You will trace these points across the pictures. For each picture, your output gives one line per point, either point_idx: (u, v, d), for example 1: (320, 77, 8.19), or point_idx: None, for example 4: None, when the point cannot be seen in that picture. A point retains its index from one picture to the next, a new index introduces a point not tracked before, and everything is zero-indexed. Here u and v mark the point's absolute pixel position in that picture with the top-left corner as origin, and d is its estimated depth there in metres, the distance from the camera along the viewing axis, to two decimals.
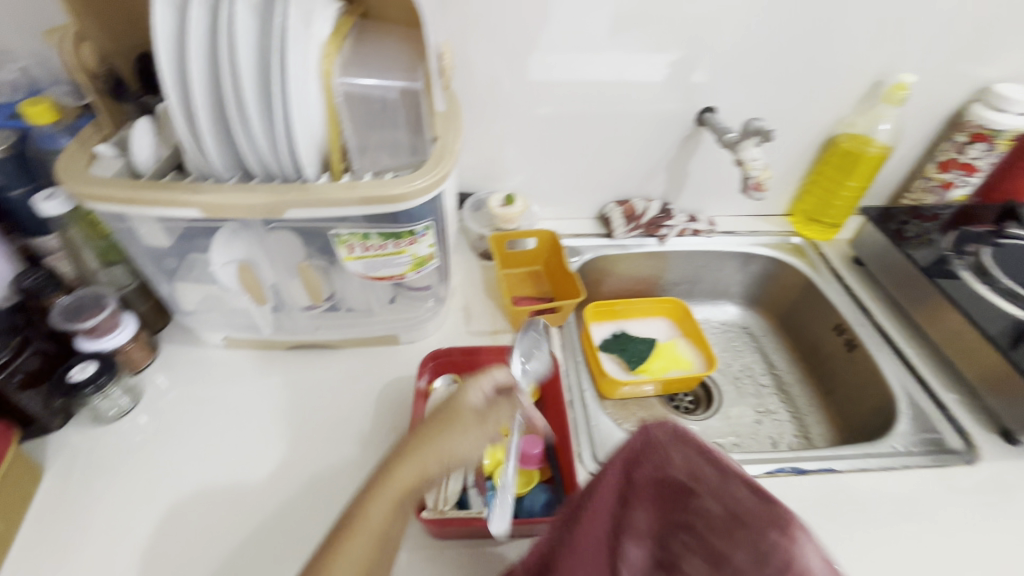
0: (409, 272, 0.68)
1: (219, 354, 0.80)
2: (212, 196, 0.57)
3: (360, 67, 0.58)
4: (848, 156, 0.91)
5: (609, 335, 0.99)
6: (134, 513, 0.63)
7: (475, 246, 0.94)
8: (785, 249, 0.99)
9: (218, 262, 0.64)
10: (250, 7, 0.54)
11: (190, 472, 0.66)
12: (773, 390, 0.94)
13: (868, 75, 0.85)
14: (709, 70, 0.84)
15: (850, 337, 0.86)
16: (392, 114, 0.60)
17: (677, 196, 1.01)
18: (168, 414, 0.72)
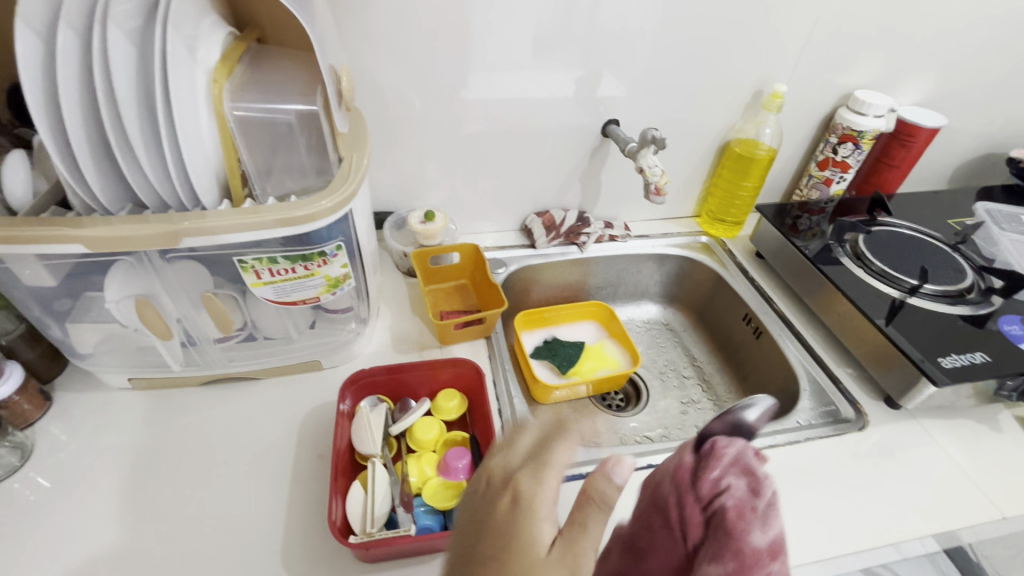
0: (325, 294, 0.64)
1: (118, 398, 0.70)
2: (97, 230, 0.51)
3: (254, 91, 0.55)
4: (741, 159, 0.99)
5: (541, 342, 1.00)
6: None
7: (399, 265, 0.91)
8: (695, 248, 1.06)
9: (113, 298, 0.58)
10: (126, 32, 0.47)
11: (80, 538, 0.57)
12: (696, 381, 0.99)
13: (750, 86, 0.94)
14: (613, 83, 0.89)
15: (757, 325, 0.94)
16: (294, 138, 0.57)
17: (593, 203, 1.04)
18: (63, 468, 0.63)
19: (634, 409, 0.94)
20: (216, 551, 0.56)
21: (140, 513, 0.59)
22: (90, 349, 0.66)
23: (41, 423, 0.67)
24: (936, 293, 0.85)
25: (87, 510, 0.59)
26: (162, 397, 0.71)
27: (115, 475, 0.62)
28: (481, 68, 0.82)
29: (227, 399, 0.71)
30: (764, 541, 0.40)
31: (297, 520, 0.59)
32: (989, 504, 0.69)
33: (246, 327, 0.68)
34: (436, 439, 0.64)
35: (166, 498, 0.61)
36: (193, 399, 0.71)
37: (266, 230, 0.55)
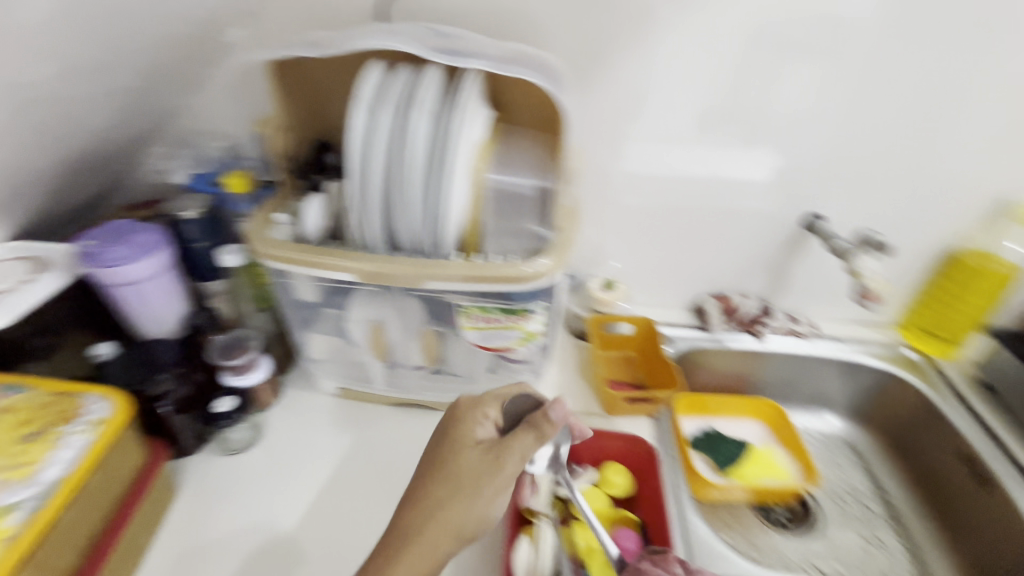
0: (517, 345, 0.69)
1: (328, 401, 0.81)
2: (364, 264, 0.61)
3: (504, 164, 0.66)
4: (972, 272, 0.86)
5: (699, 432, 0.94)
6: (236, 553, 0.62)
7: (571, 326, 0.94)
8: (897, 362, 0.93)
9: (353, 319, 0.70)
10: (428, 116, 0.58)
11: (290, 519, 0.66)
12: (884, 518, 0.85)
13: (994, 194, 0.83)
14: (824, 178, 0.85)
15: (982, 471, 0.78)
16: (526, 204, 0.66)
17: (778, 296, 0.98)
18: (284, 454, 0.74)
19: (802, 533, 0.82)
20: None
21: (334, 509, 0.68)
22: (320, 355, 0.78)
23: (272, 410, 0.80)
24: None
25: (296, 496, 0.69)
26: (361, 408, 0.81)
27: (320, 470, 0.72)
28: (686, 151, 0.84)
29: (410, 422, 0.78)
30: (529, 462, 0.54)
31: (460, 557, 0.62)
32: None
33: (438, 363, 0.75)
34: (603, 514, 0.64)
35: (355, 503, 0.68)
36: (383, 416, 0.79)
37: (490, 285, 0.61)
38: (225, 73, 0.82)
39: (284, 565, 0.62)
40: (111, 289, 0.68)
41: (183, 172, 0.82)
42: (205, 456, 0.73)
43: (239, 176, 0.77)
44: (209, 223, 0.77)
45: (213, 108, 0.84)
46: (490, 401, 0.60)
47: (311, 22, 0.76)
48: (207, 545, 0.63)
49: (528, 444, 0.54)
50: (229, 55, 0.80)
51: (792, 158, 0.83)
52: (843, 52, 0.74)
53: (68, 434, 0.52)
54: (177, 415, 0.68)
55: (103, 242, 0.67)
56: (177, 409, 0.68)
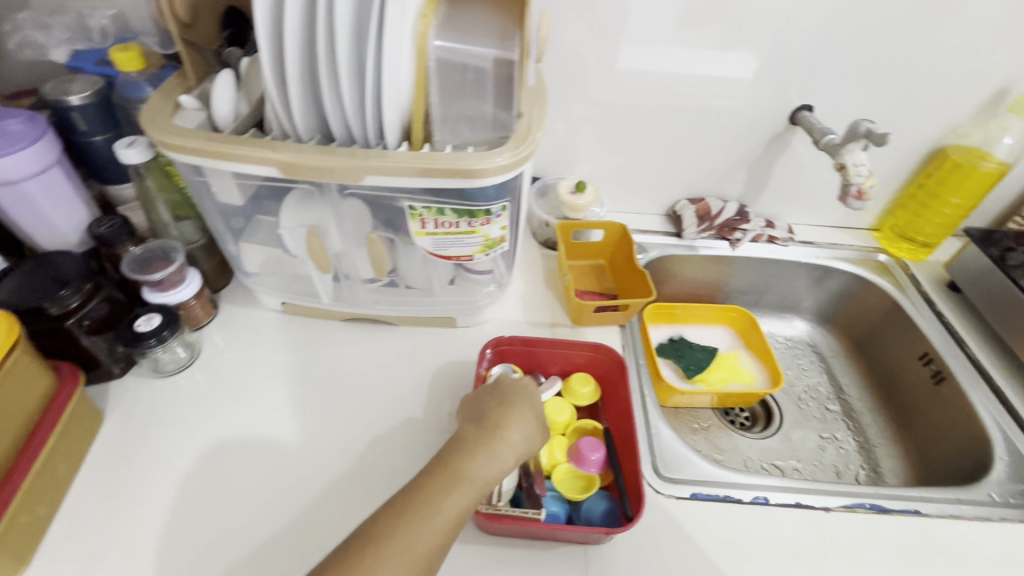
0: (478, 254, 0.63)
1: (277, 319, 0.75)
2: (291, 157, 0.52)
3: (454, 30, 0.52)
4: (958, 170, 0.82)
5: (665, 339, 0.94)
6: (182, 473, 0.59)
7: (537, 235, 0.87)
8: (868, 265, 0.92)
9: (286, 226, 0.61)
10: None
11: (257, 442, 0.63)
12: (841, 417, 0.87)
13: (991, 83, 0.77)
14: (811, 65, 0.77)
15: (938, 368, 0.79)
16: (482, 85, 0.54)
17: (753, 198, 0.93)
18: (225, 372, 0.68)
19: (761, 432, 0.87)
20: (353, 480, 0.59)
21: (291, 422, 0.64)
22: (258, 268, 0.70)
23: (208, 328, 0.73)
24: None
25: (251, 413, 0.64)
26: (314, 324, 0.74)
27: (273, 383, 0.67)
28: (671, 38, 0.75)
29: (365, 335, 0.73)
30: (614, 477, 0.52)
31: None
32: None
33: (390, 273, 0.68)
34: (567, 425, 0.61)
35: (310, 419, 0.64)
36: (336, 333, 0.74)
37: (432, 179, 0.53)
38: None
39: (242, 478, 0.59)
40: None
41: (65, 51, 0.67)
42: (137, 378, 0.67)
43: (129, 49, 0.61)
44: (102, 111, 0.63)
45: None
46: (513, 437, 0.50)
47: None
48: (148, 484, 0.58)
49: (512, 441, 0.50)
50: None
51: (789, 45, 0.76)
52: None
53: None
54: (91, 336, 0.61)
55: None
56: (91, 329, 0.61)
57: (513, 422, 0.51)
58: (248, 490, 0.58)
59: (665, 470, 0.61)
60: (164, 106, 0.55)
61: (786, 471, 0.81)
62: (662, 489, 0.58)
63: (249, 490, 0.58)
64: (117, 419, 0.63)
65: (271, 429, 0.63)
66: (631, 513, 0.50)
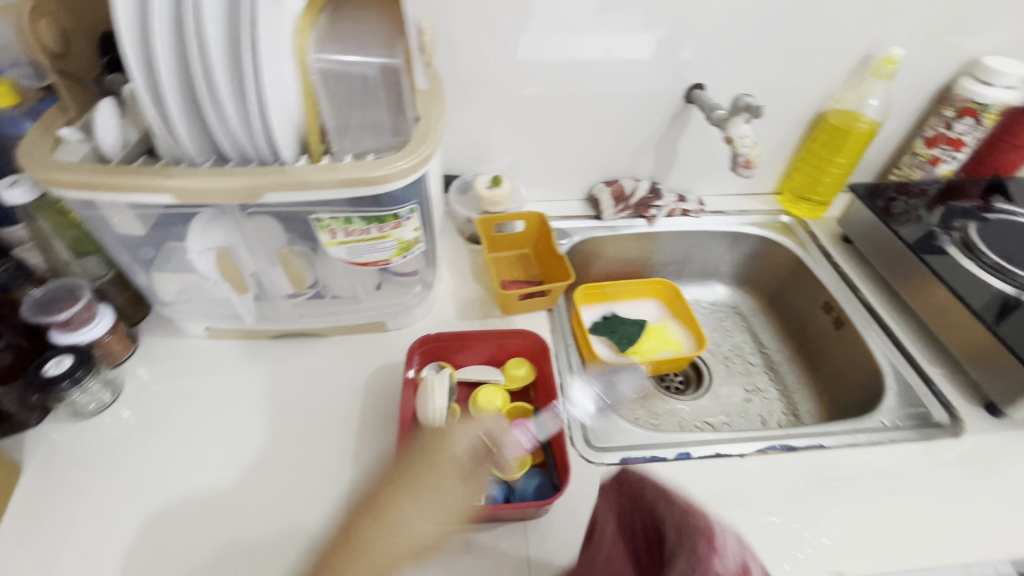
0: (395, 257, 0.64)
1: (202, 345, 0.74)
2: (184, 182, 0.51)
3: (336, 43, 0.53)
4: (837, 132, 0.91)
5: (599, 318, 0.98)
6: (114, 514, 0.58)
7: (462, 231, 0.89)
8: (773, 227, 0.99)
9: (194, 251, 0.59)
10: None
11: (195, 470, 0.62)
12: (763, 369, 0.94)
13: (857, 50, 0.85)
14: (697, 46, 0.82)
15: (838, 314, 0.87)
16: (373, 93, 0.55)
17: (664, 175, 0.98)
18: (152, 405, 0.67)
19: (693, 393, 0.92)
20: (296, 494, 0.59)
21: (228, 445, 0.63)
22: (174, 295, 0.68)
23: (129, 363, 0.71)
24: None
25: (184, 441, 0.63)
26: (242, 346, 0.74)
27: (205, 409, 0.67)
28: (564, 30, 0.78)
29: (296, 350, 0.73)
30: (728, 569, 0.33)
31: (366, 471, 0.61)
32: None
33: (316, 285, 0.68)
34: (499, 410, 0.63)
35: (247, 440, 0.64)
36: (265, 351, 0.73)
37: (334, 189, 0.54)
38: None
39: (181, 508, 0.58)
40: None
41: None
42: (56, 424, 0.64)
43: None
44: None
45: None
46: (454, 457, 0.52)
47: None
48: (78, 530, 0.56)
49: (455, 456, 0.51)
50: None
51: (672, 28, 0.80)
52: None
53: None
54: None
55: None
56: None
57: (448, 445, 0.53)
58: (187, 521, 0.57)
59: (596, 440, 0.65)
60: (42, 140, 0.53)
61: (716, 426, 0.87)
62: (592, 457, 0.62)
63: (188, 521, 0.57)
64: (39, 469, 0.60)
65: (206, 456, 0.63)
66: (560, 484, 0.54)
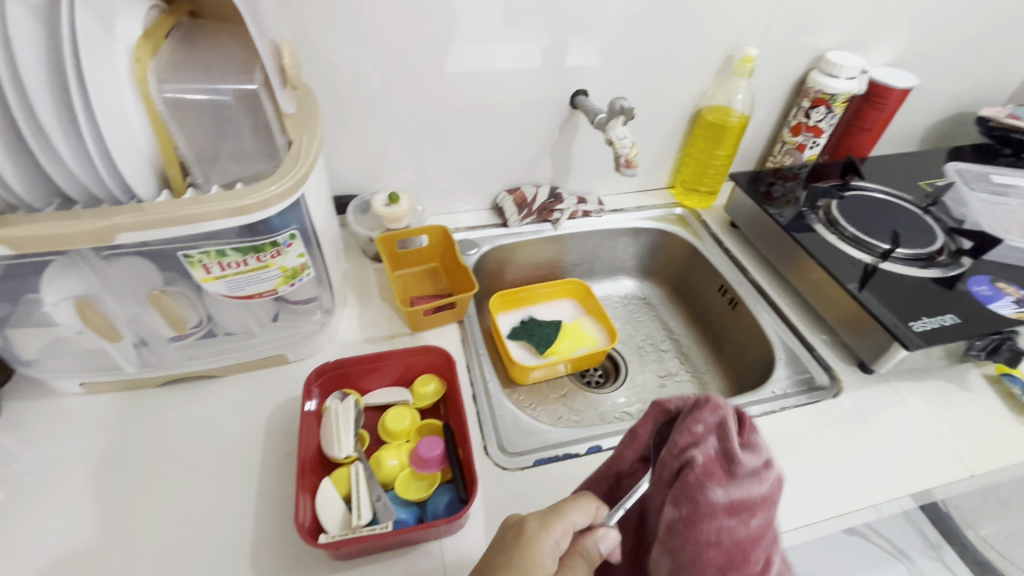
0: (282, 286, 0.61)
1: (77, 403, 0.67)
2: (19, 229, 0.47)
3: (183, 70, 0.50)
4: (713, 127, 0.97)
5: (517, 322, 0.99)
6: None
7: (365, 251, 0.87)
8: (669, 220, 1.05)
9: (49, 302, 0.54)
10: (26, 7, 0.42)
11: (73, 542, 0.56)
12: (674, 354, 0.99)
13: (720, 50, 0.92)
14: (576, 54, 0.86)
15: (732, 296, 0.93)
16: (233, 121, 0.53)
17: (564, 178, 1.01)
18: (18, 478, 0.60)
19: (612, 384, 0.95)
20: (192, 550, 0.55)
21: (109, 510, 0.58)
22: (35, 355, 0.61)
23: None
24: (908, 256, 0.84)
25: (57, 513, 0.57)
26: (126, 398, 0.68)
27: (82, 473, 0.61)
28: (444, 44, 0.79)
29: (189, 395, 0.68)
30: (722, 499, 0.44)
31: (271, 513, 0.58)
32: (958, 462, 0.70)
33: (202, 324, 0.64)
34: (409, 430, 0.62)
35: (132, 501, 0.59)
36: (153, 401, 0.68)
37: (215, 222, 0.51)
38: None
39: None
40: None
41: None
42: None
43: None
44: None
45: None
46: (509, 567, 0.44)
47: None
48: None
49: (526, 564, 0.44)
50: None
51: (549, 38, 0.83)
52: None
53: None
54: None
55: None
56: None
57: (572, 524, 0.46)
58: None
59: (510, 446, 0.66)
60: None
61: (634, 414, 0.90)
62: (507, 464, 0.62)
63: None
64: None
65: (85, 526, 0.57)
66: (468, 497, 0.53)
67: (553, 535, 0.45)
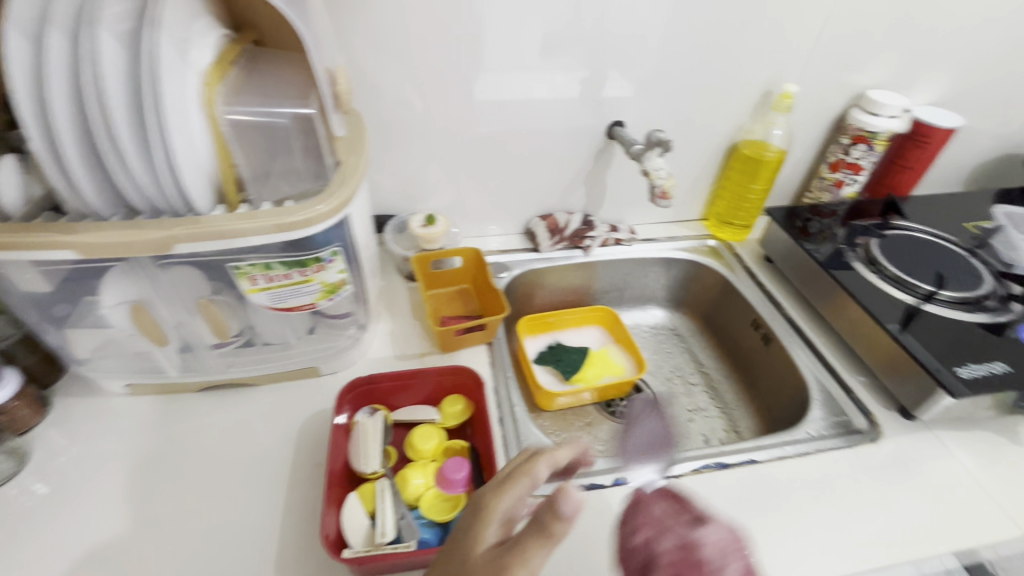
0: (321, 300, 0.63)
1: (121, 403, 0.70)
2: (89, 236, 0.50)
3: (246, 93, 0.54)
4: (749, 161, 0.97)
5: (543, 348, 0.99)
6: None
7: (400, 269, 0.89)
8: (702, 252, 1.04)
9: (108, 304, 0.57)
10: (116, 37, 0.46)
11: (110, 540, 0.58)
12: (703, 388, 0.97)
13: (758, 85, 0.92)
14: (614, 86, 0.88)
15: (766, 331, 0.91)
16: (287, 142, 0.56)
17: (597, 206, 1.02)
18: (64, 472, 0.63)
19: None
20: (221, 555, 0.56)
21: (144, 510, 0.60)
22: (87, 353, 0.64)
23: (40, 428, 0.66)
24: (953, 299, 0.81)
25: (96, 509, 0.59)
26: (167, 401, 0.70)
27: (122, 472, 0.63)
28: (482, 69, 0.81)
29: (226, 401, 0.70)
30: None
31: (297, 524, 0.59)
32: (1010, 521, 0.66)
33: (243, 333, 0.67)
34: (435, 450, 0.62)
35: (166, 503, 0.60)
36: (192, 405, 0.70)
37: (266, 236, 0.54)
38: None
39: None
40: None
41: None
42: None
43: None
44: None
45: None
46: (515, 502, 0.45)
47: None
48: None
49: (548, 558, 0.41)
50: None
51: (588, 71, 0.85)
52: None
53: None
54: None
55: None
56: None
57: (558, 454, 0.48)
58: None
59: None
60: None
61: None
62: (532, 491, 0.61)
63: None
64: None
65: (120, 524, 0.58)
66: None
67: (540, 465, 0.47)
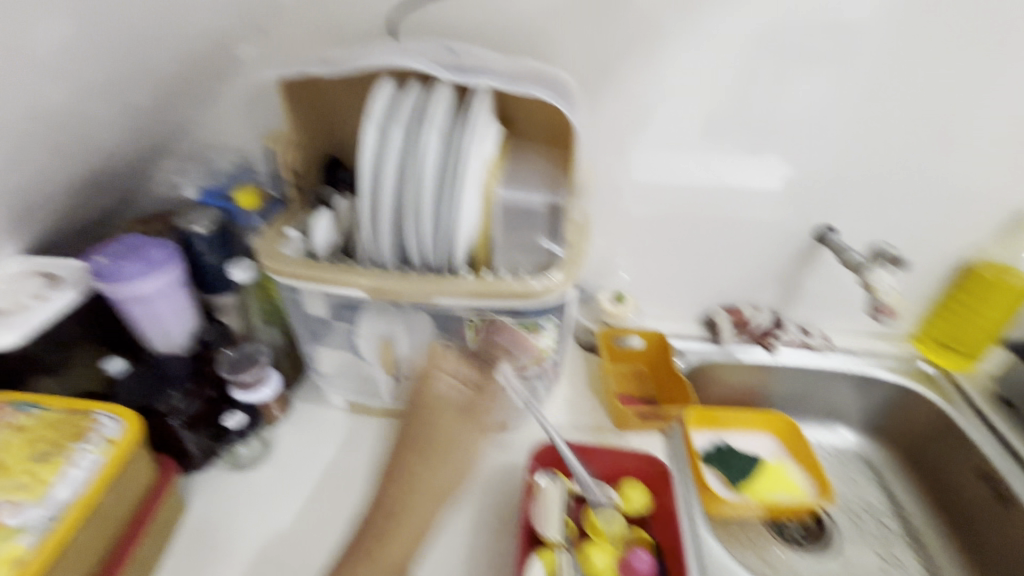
0: (528, 360, 0.69)
1: (341, 417, 0.81)
2: (376, 281, 0.61)
3: (513, 179, 0.64)
4: (989, 285, 0.86)
5: (710, 445, 0.93)
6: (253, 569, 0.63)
7: (580, 339, 0.93)
8: (911, 376, 0.93)
9: (364, 331, 0.70)
10: (439, 134, 0.58)
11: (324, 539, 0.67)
12: (902, 537, 0.84)
13: (1009, 205, 0.83)
14: (832, 191, 0.85)
15: (1002, 490, 0.76)
16: (536, 221, 0.64)
17: (788, 307, 0.97)
18: (296, 468, 0.74)
19: (820, 550, 0.82)
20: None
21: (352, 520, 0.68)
22: (330, 367, 0.77)
23: (281, 424, 0.80)
24: None
25: (317, 508, 0.69)
26: (375, 423, 0.80)
27: (338, 480, 0.72)
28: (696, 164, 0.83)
29: None
30: None
31: None
32: None
33: None
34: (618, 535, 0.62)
35: None
36: (394, 431, 0.79)
37: (506, 300, 0.61)
38: (237, 87, 0.81)
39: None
40: (123, 306, 0.68)
41: (194, 188, 0.81)
42: (218, 471, 0.73)
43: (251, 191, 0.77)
44: (220, 238, 0.77)
45: (225, 125, 0.85)
46: (444, 365, 0.66)
47: (325, 38, 0.76)
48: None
49: (481, 415, 0.65)
50: (242, 70, 0.80)
51: (788, 160, 0.82)
52: (836, 52, 0.73)
53: (81, 452, 0.52)
54: (188, 429, 0.68)
55: (114, 260, 0.66)
56: (188, 424, 0.68)
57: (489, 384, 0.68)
58: None
59: None
60: (273, 237, 0.67)
61: None
62: None
63: None
64: (200, 512, 0.68)
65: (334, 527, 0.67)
66: None
67: (452, 362, 0.67)
